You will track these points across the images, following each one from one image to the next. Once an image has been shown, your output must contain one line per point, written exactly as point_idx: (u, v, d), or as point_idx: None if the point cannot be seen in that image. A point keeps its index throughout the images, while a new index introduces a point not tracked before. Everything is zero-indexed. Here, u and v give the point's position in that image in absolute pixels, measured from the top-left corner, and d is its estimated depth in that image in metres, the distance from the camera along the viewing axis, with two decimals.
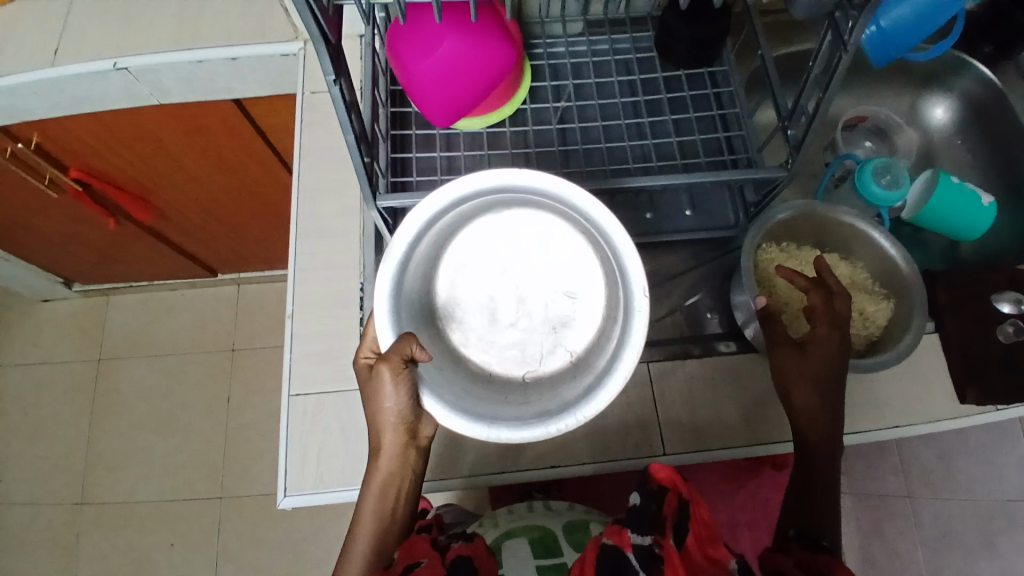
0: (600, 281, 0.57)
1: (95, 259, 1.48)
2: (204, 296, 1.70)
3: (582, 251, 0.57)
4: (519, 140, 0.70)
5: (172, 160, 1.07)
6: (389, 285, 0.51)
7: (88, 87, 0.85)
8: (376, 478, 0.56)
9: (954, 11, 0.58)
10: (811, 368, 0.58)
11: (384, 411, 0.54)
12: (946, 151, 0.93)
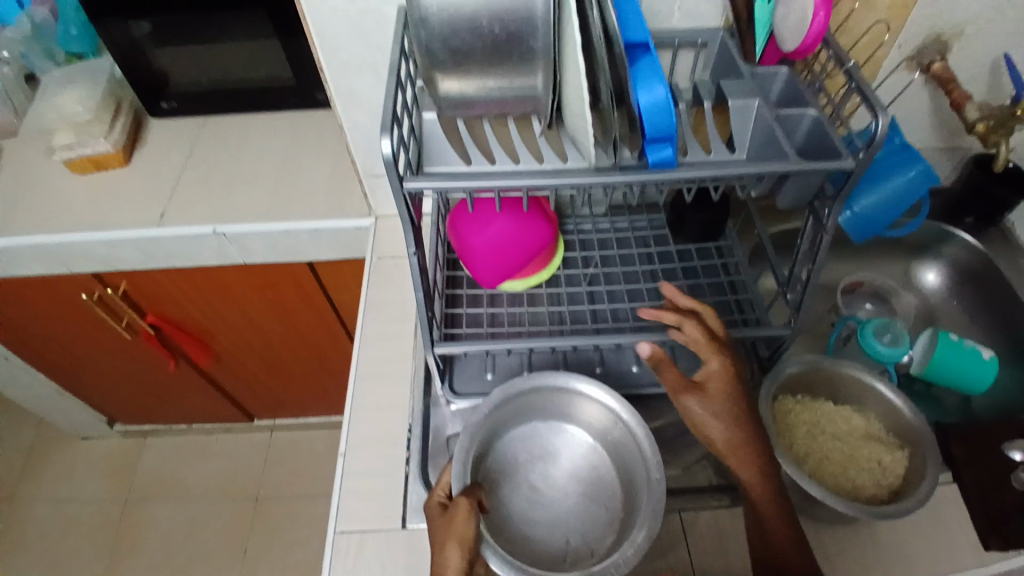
0: (616, 489, 0.67)
1: (146, 399, 1.57)
2: (237, 441, 1.75)
3: (602, 462, 0.69)
4: (554, 298, 0.80)
5: (239, 311, 1.21)
6: (466, 446, 0.63)
7: (184, 245, 1.01)
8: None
9: (924, 193, 0.65)
10: (717, 407, 0.60)
11: (453, 539, 0.56)
12: (945, 313, 1.02)
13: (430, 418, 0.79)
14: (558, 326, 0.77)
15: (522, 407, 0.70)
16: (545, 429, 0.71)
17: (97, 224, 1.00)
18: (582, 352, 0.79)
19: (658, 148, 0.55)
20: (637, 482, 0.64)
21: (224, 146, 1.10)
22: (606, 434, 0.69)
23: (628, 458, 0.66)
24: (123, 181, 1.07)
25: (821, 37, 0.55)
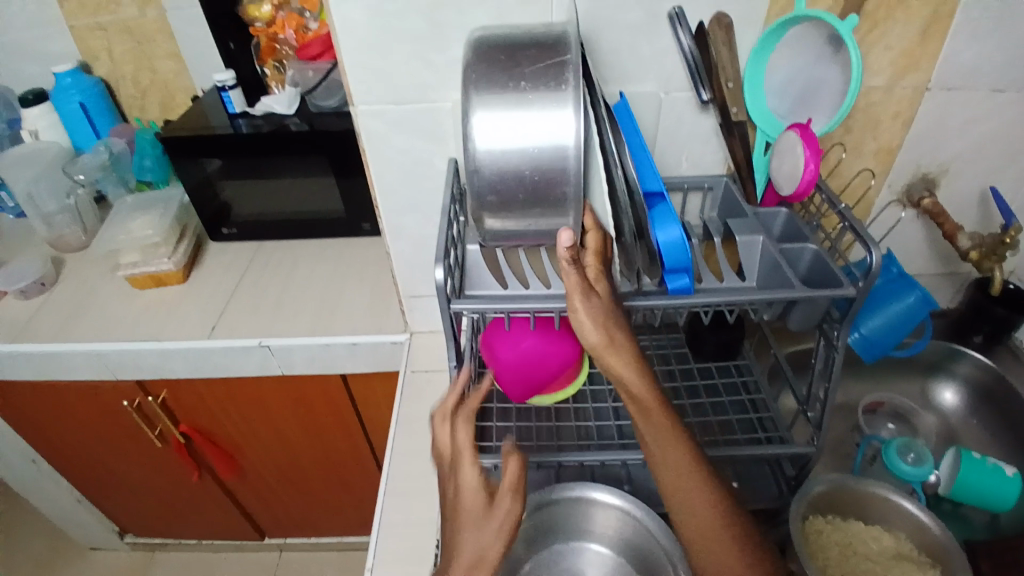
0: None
1: (162, 512, 1.55)
2: (246, 561, 1.69)
3: None
4: (581, 414, 0.84)
5: (269, 424, 1.24)
6: None
7: (228, 356, 1.07)
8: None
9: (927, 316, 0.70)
10: (607, 313, 0.57)
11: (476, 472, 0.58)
12: (967, 433, 1.02)
13: None
14: (586, 441, 0.80)
15: (543, 524, 0.71)
16: (569, 550, 0.72)
17: (153, 335, 1.08)
18: (610, 468, 0.81)
19: (675, 277, 0.62)
20: None
21: (273, 268, 1.21)
22: (629, 544, 0.69)
23: (655, 567, 0.67)
24: (180, 296, 1.17)
25: (811, 185, 0.63)
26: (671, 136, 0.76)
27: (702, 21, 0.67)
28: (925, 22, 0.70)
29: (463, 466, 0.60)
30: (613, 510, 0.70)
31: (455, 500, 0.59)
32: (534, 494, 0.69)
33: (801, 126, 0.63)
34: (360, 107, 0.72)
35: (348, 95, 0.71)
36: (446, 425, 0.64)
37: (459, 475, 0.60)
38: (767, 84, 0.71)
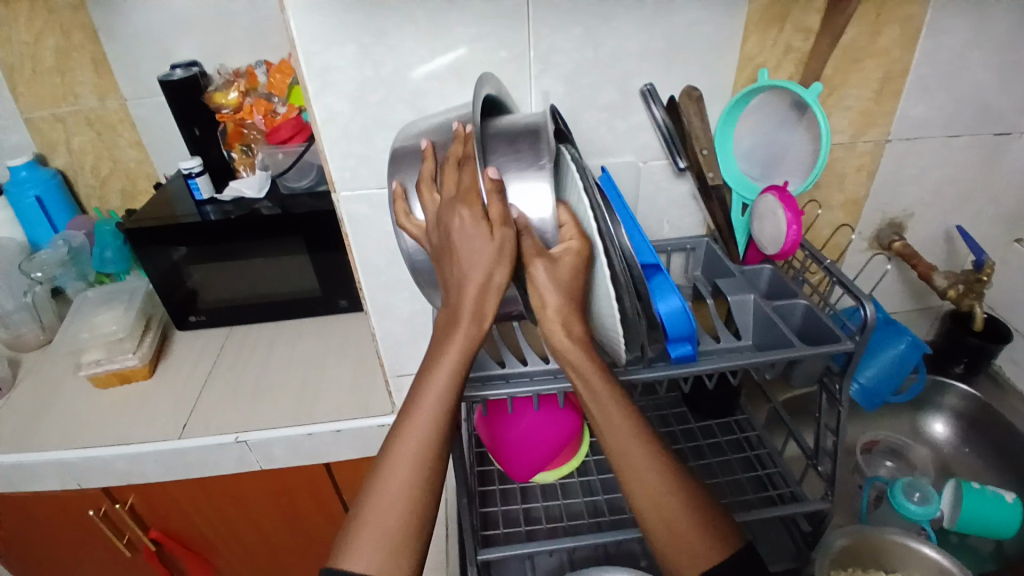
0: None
1: None
2: None
3: None
4: (587, 487, 0.81)
5: (248, 523, 1.15)
6: None
7: (202, 454, 1.00)
8: (409, 441, 0.52)
9: (918, 359, 0.71)
10: (566, 283, 0.53)
11: (477, 270, 0.52)
12: (960, 462, 1.03)
13: None
14: (597, 518, 0.77)
15: None
16: None
17: (120, 438, 1.00)
18: (624, 544, 0.77)
19: (679, 345, 0.62)
20: None
21: (248, 354, 1.16)
22: None
23: None
24: (147, 391, 1.10)
25: (796, 244, 0.66)
26: (649, 201, 0.78)
27: (673, 94, 0.70)
28: (878, 83, 0.76)
29: (455, 328, 0.54)
30: None
31: (436, 375, 0.54)
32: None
33: (779, 188, 0.66)
34: (342, 193, 0.74)
35: (331, 182, 0.74)
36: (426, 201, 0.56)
37: (450, 337, 0.54)
38: (737, 148, 0.74)
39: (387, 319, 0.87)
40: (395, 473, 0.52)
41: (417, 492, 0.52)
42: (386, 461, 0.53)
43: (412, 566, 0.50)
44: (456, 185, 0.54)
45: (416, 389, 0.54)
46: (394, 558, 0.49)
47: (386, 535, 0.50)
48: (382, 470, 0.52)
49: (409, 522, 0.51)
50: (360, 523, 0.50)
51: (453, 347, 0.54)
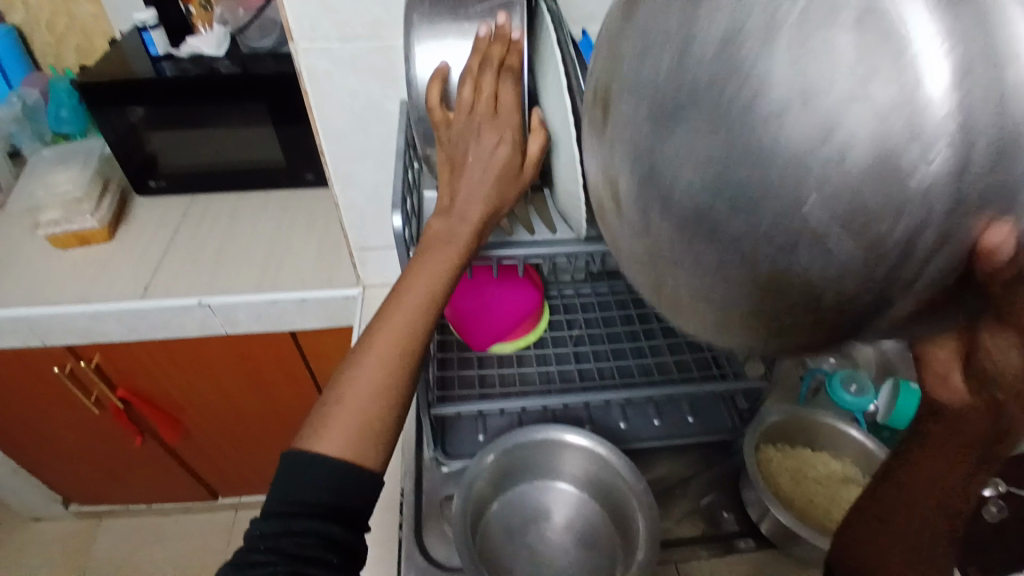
0: (611, 531, 0.71)
1: (97, 480, 1.45)
2: (198, 519, 1.63)
3: (593, 509, 0.73)
4: (542, 358, 0.84)
5: (214, 383, 1.17)
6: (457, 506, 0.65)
7: (168, 318, 1.01)
8: (392, 326, 0.54)
9: None
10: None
11: (489, 195, 0.57)
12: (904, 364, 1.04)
13: (424, 478, 0.77)
14: (547, 385, 0.80)
15: (508, 466, 0.73)
16: (532, 489, 0.75)
17: (82, 295, 1.00)
18: (571, 410, 0.81)
19: None
20: (631, 517, 0.68)
21: (211, 224, 1.13)
22: (588, 476, 0.73)
23: (618, 495, 0.70)
24: (108, 253, 1.08)
25: None
26: None
27: None
28: None
29: (449, 241, 0.56)
30: (581, 453, 0.73)
31: (412, 286, 0.55)
32: (497, 442, 0.71)
33: None
34: (302, 45, 0.69)
35: (289, 31, 0.68)
36: (479, 83, 0.57)
37: (430, 255, 0.56)
38: None
39: (352, 188, 0.85)
40: (367, 366, 0.52)
41: (390, 390, 0.52)
42: (362, 353, 0.53)
43: (377, 456, 0.51)
44: (490, 92, 0.57)
45: (392, 297, 0.55)
46: (366, 445, 0.50)
47: (356, 423, 0.50)
48: (355, 364, 0.52)
49: (386, 416, 0.51)
50: (333, 410, 0.50)
51: (437, 260, 0.56)
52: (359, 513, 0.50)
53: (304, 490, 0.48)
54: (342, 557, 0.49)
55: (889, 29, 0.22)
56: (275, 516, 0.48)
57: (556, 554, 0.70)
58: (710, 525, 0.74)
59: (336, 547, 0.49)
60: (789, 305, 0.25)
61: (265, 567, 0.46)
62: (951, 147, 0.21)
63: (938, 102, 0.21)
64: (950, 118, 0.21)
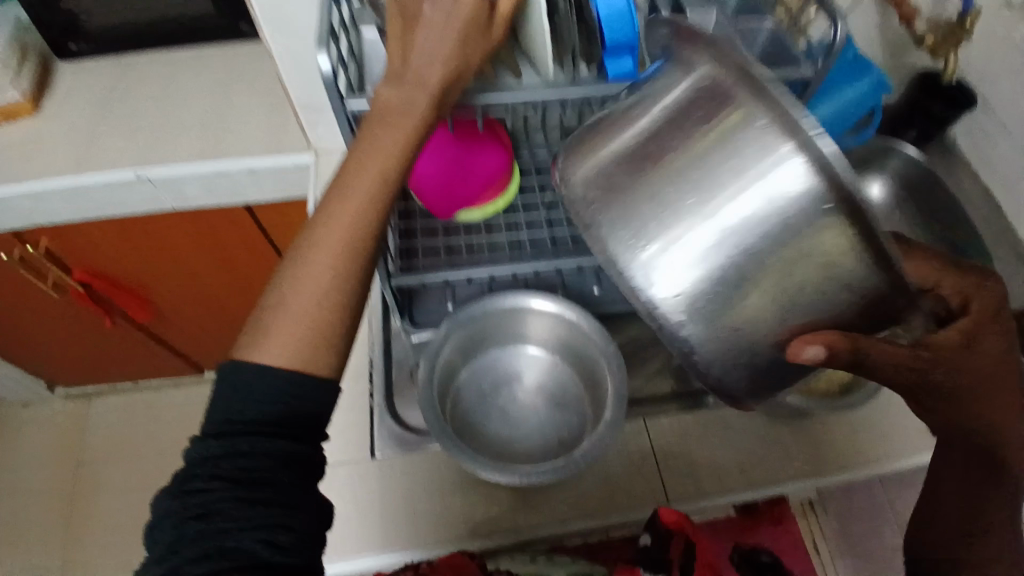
0: (582, 394, 0.71)
1: (79, 361, 1.45)
2: (187, 394, 1.64)
3: (565, 371, 0.73)
4: (512, 225, 0.80)
5: (176, 262, 1.13)
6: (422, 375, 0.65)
7: (110, 195, 0.94)
8: (339, 219, 0.46)
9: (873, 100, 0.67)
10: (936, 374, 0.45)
11: (447, 52, 0.48)
12: (890, 222, 0.99)
13: (392, 349, 0.77)
14: (516, 252, 0.76)
15: (476, 334, 0.71)
16: (503, 354, 0.74)
17: (15, 175, 0.92)
18: (544, 277, 0.79)
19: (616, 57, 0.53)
20: (603, 377, 0.68)
21: (145, 88, 1.01)
22: (558, 340, 0.72)
23: (590, 356, 0.69)
24: (36, 127, 0.97)
25: None
26: None
27: None
28: None
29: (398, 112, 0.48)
30: (551, 317, 0.70)
31: (364, 169, 0.47)
32: (463, 311, 0.69)
33: None
34: None
35: None
36: None
37: (382, 132, 0.48)
38: None
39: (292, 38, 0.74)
40: (312, 267, 0.46)
41: (341, 295, 0.46)
42: (305, 252, 0.46)
43: (329, 364, 0.45)
44: None
45: (339, 183, 0.48)
46: (315, 354, 0.44)
47: (302, 331, 0.44)
48: (297, 264, 0.46)
49: (336, 319, 0.46)
50: (273, 316, 0.45)
51: (391, 134, 0.48)
52: (315, 424, 0.45)
53: (247, 404, 0.43)
54: (298, 476, 0.43)
55: (645, 281, 0.45)
56: (214, 434, 0.43)
57: (529, 415, 0.70)
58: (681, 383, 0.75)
59: (290, 463, 0.43)
60: (715, 352, 0.45)
61: (203, 494, 0.41)
62: (693, 316, 0.44)
63: (665, 299, 0.44)
64: (686, 302, 0.44)
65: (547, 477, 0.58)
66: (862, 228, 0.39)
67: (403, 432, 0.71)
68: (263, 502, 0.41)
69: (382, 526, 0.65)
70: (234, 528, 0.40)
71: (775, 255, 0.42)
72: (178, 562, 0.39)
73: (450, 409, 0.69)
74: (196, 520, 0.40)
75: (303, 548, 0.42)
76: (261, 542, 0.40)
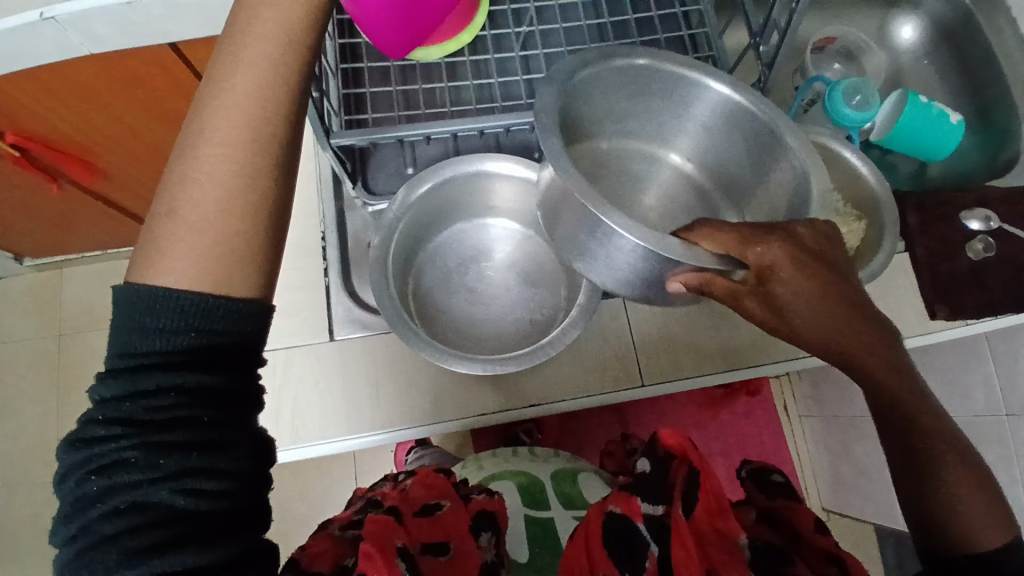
0: (557, 272, 0.65)
1: (29, 235, 1.29)
2: None
3: (540, 246, 0.66)
4: (481, 69, 0.67)
5: (108, 120, 0.93)
6: (376, 255, 0.58)
7: (8, 45, 0.67)
8: (245, 86, 0.39)
9: None
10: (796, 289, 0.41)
11: None
12: (915, 73, 0.87)
13: (346, 222, 0.68)
14: (488, 106, 0.65)
15: (438, 206, 0.63)
16: (470, 229, 0.67)
17: None
18: (518, 136, 0.68)
19: None
20: None
21: None
22: (533, 210, 0.64)
23: None
24: None
25: None
26: None
27: None
28: None
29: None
30: (523, 186, 0.62)
31: (252, 45, 0.40)
32: (426, 174, 0.59)
33: None
34: None
35: None
36: None
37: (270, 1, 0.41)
38: None
39: None
40: (207, 170, 0.38)
41: (257, 176, 0.39)
42: (205, 126, 0.39)
43: (247, 287, 0.39)
44: None
45: (221, 72, 0.40)
46: (227, 273, 0.38)
47: (207, 247, 0.38)
48: (189, 170, 0.39)
49: (245, 230, 0.39)
50: (167, 232, 0.38)
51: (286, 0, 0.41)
52: (235, 354, 0.39)
53: (150, 340, 0.37)
54: (221, 414, 0.39)
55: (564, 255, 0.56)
56: (116, 373, 0.37)
57: (498, 291, 0.64)
58: None
59: (209, 401, 0.38)
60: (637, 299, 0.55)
61: (106, 444, 0.36)
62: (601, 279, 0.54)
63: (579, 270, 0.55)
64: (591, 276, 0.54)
65: (513, 369, 0.54)
66: (663, 245, 0.44)
67: (361, 312, 0.65)
68: (178, 447, 0.37)
69: (347, 413, 0.62)
70: (144, 481, 0.36)
71: (624, 253, 0.48)
72: (88, 518, 0.36)
73: (411, 290, 0.63)
74: (99, 475, 0.36)
75: (231, 491, 0.38)
76: (177, 492, 0.36)
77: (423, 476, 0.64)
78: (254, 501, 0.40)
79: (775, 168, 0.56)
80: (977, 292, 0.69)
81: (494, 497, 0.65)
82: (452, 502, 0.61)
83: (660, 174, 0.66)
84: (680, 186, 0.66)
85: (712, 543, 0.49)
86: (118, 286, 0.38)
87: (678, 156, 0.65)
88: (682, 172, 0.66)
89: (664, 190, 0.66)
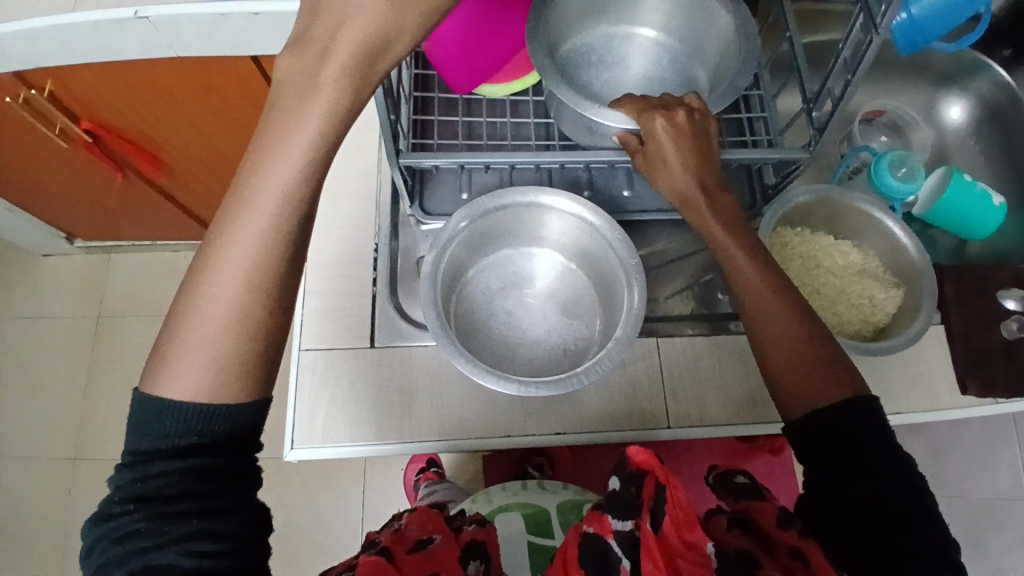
0: (594, 306, 0.67)
1: (89, 219, 1.36)
2: None
3: (580, 281, 0.69)
4: (541, 109, 0.71)
5: (183, 119, 0.99)
6: (427, 269, 0.60)
7: (106, 38, 0.73)
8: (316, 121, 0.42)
9: None
10: (681, 138, 0.58)
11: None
12: (961, 152, 0.88)
13: (399, 237, 0.72)
14: (546, 143, 0.69)
15: (487, 230, 0.65)
16: (515, 257, 0.69)
17: None
18: (570, 172, 0.72)
19: None
20: (617, 290, 0.64)
21: None
22: (577, 244, 0.67)
23: (606, 271, 0.65)
24: None
25: None
26: None
27: None
28: None
29: (309, 97, 0.43)
30: (569, 220, 0.65)
31: (298, 134, 0.43)
32: (480, 201, 0.62)
33: None
34: None
35: None
36: None
37: (299, 115, 0.43)
38: None
39: None
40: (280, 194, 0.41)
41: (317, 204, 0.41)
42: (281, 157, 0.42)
43: (246, 381, 0.42)
44: None
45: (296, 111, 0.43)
46: None
47: (219, 330, 0.42)
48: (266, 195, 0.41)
49: None
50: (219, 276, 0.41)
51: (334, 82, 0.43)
52: (234, 439, 0.43)
53: (154, 435, 0.41)
54: (220, 487, 0.42)
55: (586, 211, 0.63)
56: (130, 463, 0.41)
57: (536, 315, 0.67)
58: (701, 305, 0.71)
59: (210, 476, 0.42)
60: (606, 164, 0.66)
61: (120, 519, 0.40)
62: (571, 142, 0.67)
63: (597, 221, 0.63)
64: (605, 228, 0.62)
65: (541, 393, 0.55)
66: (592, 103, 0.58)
67: (404, 325, 0.67)
68: (181, 515, 0.40)
69: (376, 422, 0.64)
70: (153, 546, 0.39)
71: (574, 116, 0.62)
72: None
73: (452, 307, 0.66)
74: (116, 544, 0.39)
75: (231, 551, 0.41)
76: (183, 554, 0.39)
77: (418, 517, 0.65)
78: (254, 560, 0.42)
79: (720, 22, 0.64)
80: (1010, 372, 0.69)
81: (486, 528, 0.66)
82: (444, 535, 0.62)
83: (636, 47, 0.71)
84: (653, 52, 0.71)
85: (681, 559, 0.46)
86: (136, 390, 0.42)
87: (649, 30, 0.71)
88: (655, 41, 0.71)
89: (642, 59, 0.70)
